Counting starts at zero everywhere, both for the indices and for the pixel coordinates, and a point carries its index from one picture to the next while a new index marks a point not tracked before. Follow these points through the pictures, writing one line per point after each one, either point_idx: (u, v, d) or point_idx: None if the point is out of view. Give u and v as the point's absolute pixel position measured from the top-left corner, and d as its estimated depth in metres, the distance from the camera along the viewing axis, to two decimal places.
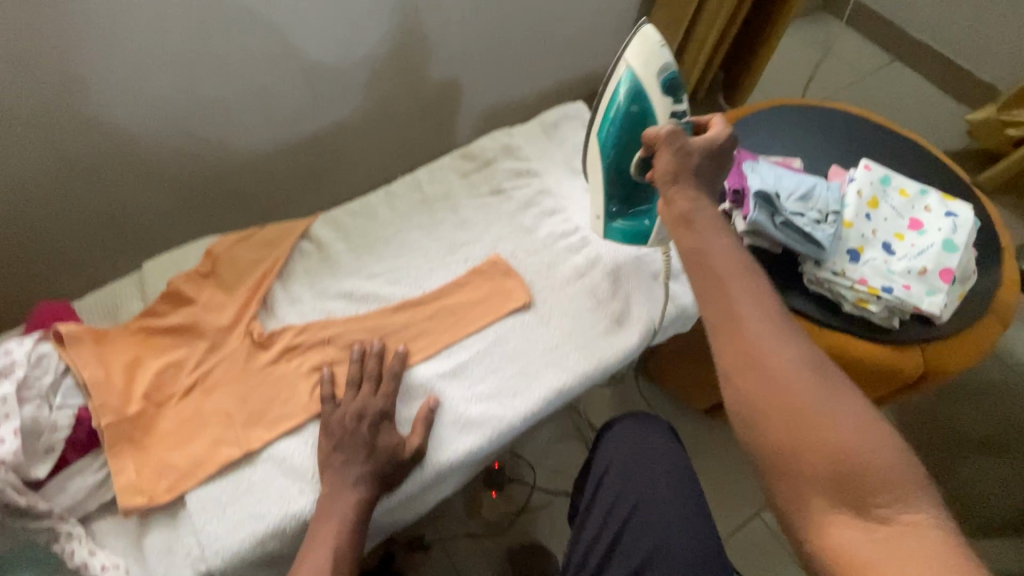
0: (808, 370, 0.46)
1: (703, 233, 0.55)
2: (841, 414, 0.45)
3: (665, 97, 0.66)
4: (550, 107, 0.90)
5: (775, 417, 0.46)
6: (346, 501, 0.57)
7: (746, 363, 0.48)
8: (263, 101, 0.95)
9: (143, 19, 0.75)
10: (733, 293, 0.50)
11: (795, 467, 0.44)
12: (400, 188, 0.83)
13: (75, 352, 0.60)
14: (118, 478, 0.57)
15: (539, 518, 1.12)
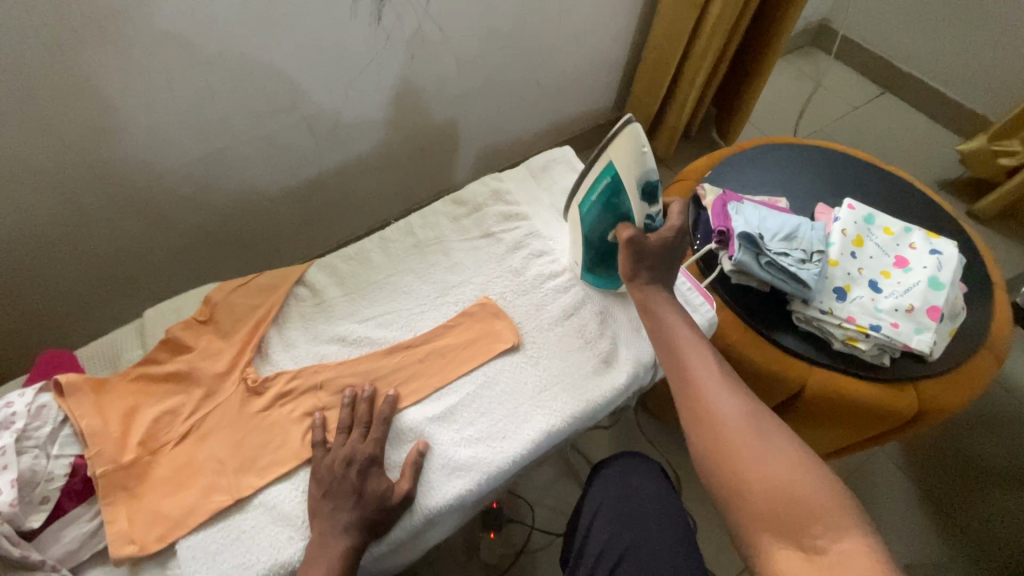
0: (751, 422, 0.54)
1: (662, 310, 0.65)
2: (781, 458, 0.51)
3: (641, 202, 0.67)
4: (538, 153, 0.94)
5: (723, 463, 0.53)
6: (335, 549, 0.57)
7: (699, 416, 0.56)
8: (267, 150, 1.02)
9: (151, 77, 0.80)
10: (688, 359, 0.60)
11: (743, 508, 0.51)
12: (394, 233, 0.86)
13: (74, 402, 0.62)
14: (111, 527, 0.58)
15: (539, 560, 1.10)
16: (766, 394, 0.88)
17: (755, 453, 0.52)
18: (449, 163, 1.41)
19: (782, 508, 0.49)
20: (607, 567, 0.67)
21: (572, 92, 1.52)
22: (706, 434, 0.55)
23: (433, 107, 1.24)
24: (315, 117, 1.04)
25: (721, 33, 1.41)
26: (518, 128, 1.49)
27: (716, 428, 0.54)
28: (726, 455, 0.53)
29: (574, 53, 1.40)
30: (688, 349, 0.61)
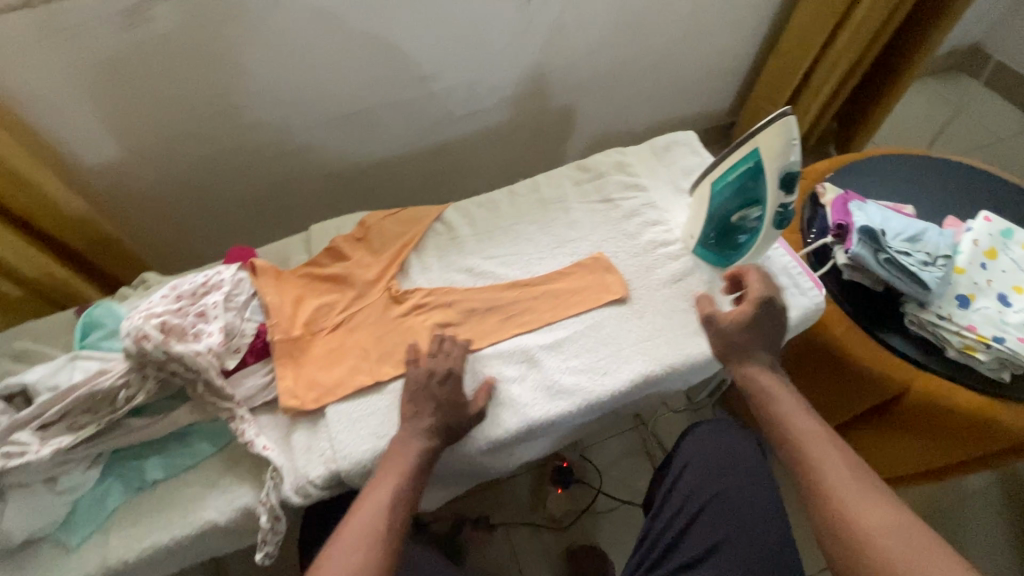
0: (888, 526, 0.56)
1: (783, 408, 0.68)
2: (928, 564, 0.52)
3: (779, 191, 0.70)
4: (662, 133, 0.99)
5: (869, 573, 0.54)
6: (411, 449, 0.65)
7: (833, 521, 0.58)
8: (408, 107, 1.19)
9: (335, 20, 0.97)
10: (814, 461, 0.62)
11: (863, 568, 0.55)
12: (522, 188, 0.95)
13: (264, 281, 0.77)
14: (280, 382, 0.72)
15: (600, 523, 1.17)
16: (865, 393, 0.87)
17: (900, 556, 0.53)
18: (562, 146, 1.50)
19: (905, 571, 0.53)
20: (694, 509, 0.72)
21: (691, 90, 1.55)
22: (844, 536, 0.57)
23: (557, 91, 1.33)
24: (452, 90, 1.20)
25: (849, 57, 1.37)
26: (632, 120, 1.54)
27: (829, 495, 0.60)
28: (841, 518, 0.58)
29: (701, 52, 1.43)
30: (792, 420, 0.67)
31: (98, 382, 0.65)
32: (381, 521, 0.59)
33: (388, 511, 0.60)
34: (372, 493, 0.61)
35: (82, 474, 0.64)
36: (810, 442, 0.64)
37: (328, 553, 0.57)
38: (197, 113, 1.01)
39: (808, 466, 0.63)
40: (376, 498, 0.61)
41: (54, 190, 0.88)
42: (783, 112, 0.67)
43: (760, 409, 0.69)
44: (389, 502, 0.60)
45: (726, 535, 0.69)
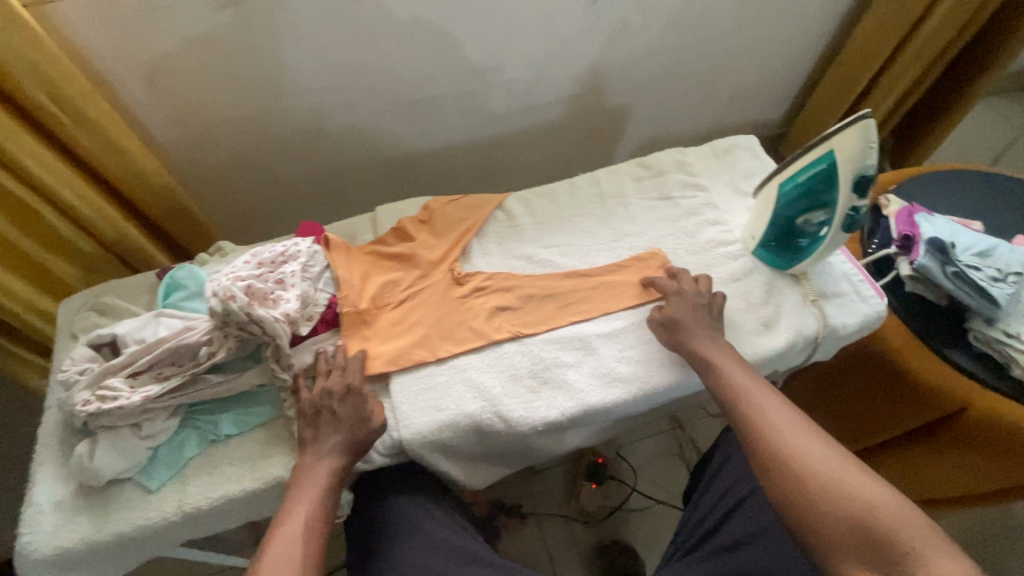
0: (827, 460, 0.57)
1: (725, 366, 0.69)
2: (861, 491, 0.53)
3: (851, 195, 0.69)
4: (724, 135, 1.00)
5: (805, 503, 0.55)
6: (315, 470, 0.64)
7: (775, 460, 0.59)
8: (468, 101, 1.22)
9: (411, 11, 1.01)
10: (758, 408, 0.64)
11: (800, 500, 0.55)
12: (581, 182, 0.96)
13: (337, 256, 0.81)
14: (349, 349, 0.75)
15: (632, 521, 1.17)
16: (919, 409, 0.86)
17: (835, 483, 0.55)
18: (612, 146, 1.51)
19: (870, 538, 0.51)
20: (732, 500, 0.73)
21: (746, 98, 1.54)
22: (785, 474, 0.57)
23: (613, 91, 1.35)
24: (512, 84, 1.23)
25: (913, 71, 1.34)
26: (683, 124, 1.54)
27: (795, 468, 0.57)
28: (803, 491, 0.56)
29: (759, 59, 1.43)
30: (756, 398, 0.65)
31: (185, 337, 0.69)
32: (303, 545, 0.58)
33: (309, 533, 0.59)
34: (287, 517, 0.59)
35: (163, 423, 0.68)
36: (753, 391, 0.65)
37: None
38: (273, 94, 1.06)
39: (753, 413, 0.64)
40: (294, 519, 0.59)
41: (142, 159, 0.94)
42: (862, 114, 0.67)
43: (721, 387, 0.67)
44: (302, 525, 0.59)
45: (761, 526, 0.68)
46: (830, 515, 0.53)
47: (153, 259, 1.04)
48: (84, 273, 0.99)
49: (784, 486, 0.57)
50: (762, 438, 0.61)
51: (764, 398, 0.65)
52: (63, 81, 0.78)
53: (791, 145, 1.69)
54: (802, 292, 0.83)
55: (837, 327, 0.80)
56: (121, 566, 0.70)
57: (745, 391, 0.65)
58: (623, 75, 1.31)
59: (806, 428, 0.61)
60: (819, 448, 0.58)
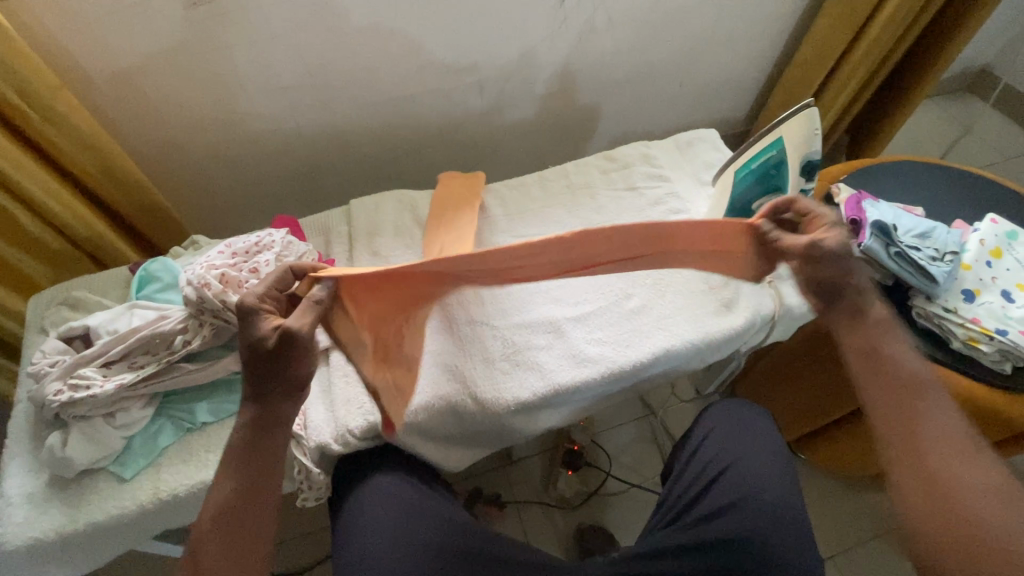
0: (988, 485, 0.55)
1: (870, 333, 0.65)
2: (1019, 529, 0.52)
3: (800, 177, 0.75)
4: (685, 130, 1.05)
5: (939, 511, 0.55)
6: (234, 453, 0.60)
7: (920, 461, 0.57)
8: (442, 100, 1.25)
9: (383, 13, 1.03)
10: (917, 402, 0.60)
11: (939, 507, 0.55)
12: (551, 175, 1.00)
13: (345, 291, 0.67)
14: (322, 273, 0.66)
15: (609, 505, 1.20)
16: None
17: (981, 508, 0.54)
18: (583, 143, 1.56)
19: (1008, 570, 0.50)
20: (713, 471, 0.76)
21: (710, 96, 1.60)
22: (929, 478, 0.56)
23: (583, 90, 1.39)
24: (486, 83, 1.26)
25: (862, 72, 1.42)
26: (651, 123, 1.60)
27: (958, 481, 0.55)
28: (952, 510, 0.54)
29: (721, 60, 1.49)
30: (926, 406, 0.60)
31: (160, 325, 0.69)
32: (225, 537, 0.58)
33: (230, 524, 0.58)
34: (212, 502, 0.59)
35: (138, 413, 0.69)
36: (913, 382, 0.61)
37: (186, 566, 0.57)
38: (246, 93, 1.07)
39: (907, 405, 0.61)
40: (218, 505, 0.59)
41: (113, 154, 0.93)
42: (807, 102, 0.72)
43: (877, 365, 0.64)
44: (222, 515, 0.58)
45: (745, 494, 0.72)
46: (965, 531, 0.53)
47: (124, 255, 1.04)
48: (53, 271, 0.98)
49: (932, 493, 0.55)
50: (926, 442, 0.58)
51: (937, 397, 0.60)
52: (32, 76, 0.78)
53: None
54: None
55: (791, 307, 0.85)
56: (97, 557, 0.70)
57: (914, 384, 0.61)
58: (592, 77, 1.37)
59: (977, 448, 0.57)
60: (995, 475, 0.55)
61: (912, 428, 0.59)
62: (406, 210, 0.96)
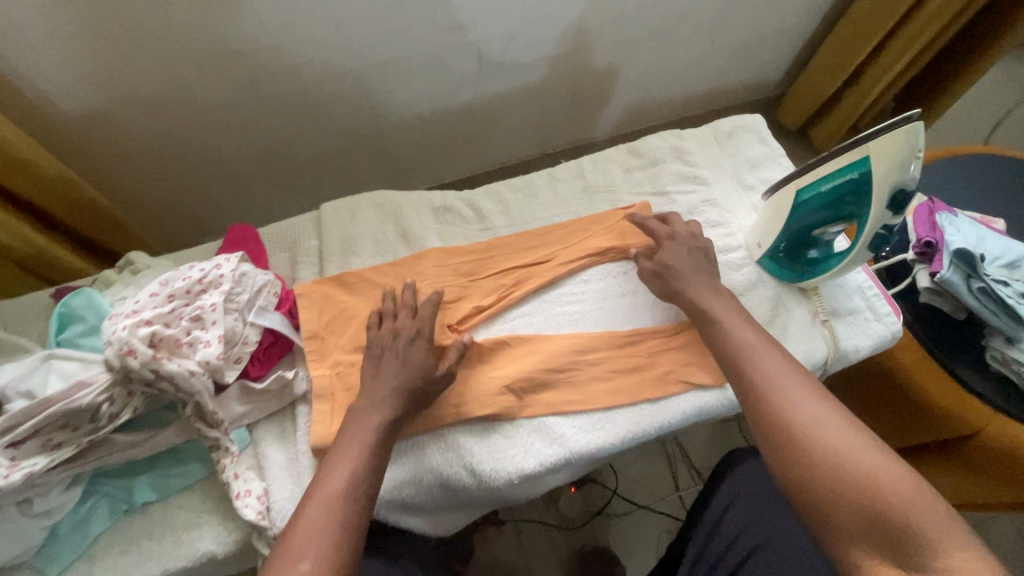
0: (824, 416, 0.53)
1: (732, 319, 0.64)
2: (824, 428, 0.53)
3: (885, 213, 0.58)
4: (725, 116, 0.87)
5: (788, 437, 0.53)
6: (349, 452, 0.54)
7: (777, 389, 0.57)
8: (430, 63, 1.04)
9: None
10: (758, 362, 0.59)
11: (786, 441, 0.53)
12: (564, 173, 0.84)
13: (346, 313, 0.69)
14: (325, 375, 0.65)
15: (614, 524, 1.11)
16: (928, 428, 0.79)
17: (825, 429, 0.52)
18: (596, 111, 1.36)
19: (867, 507, 0.47)
20: (740, 554, 0.67)
21: (744, 57, 1.38)
22: (777, 420, 0.54)
23: (600, 51, 1.18)
24: (484, 44, 1.05)
25: (925, 39, 1.20)
26: (674, 88, 1.40)
27: (793, 434, 0.53)
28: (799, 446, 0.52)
29: (764, 13, 1.26)
30: (755, 350, 0.61)
31: (77, 396, 0.55)
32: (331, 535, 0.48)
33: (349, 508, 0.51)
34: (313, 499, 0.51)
35: (60, 497, 0.56)
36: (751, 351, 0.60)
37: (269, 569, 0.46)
38: (195, 61, 0.87)
39: (754, 369, 0.59)
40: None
41: (23, 146, 0.76)
42: (911, 113, 0.55)
43: (718, 339, 0.64)
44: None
45: None
46: (804, 455, 0.52)
47: (63, 262, 0.88)
48: None
49: (782, 433, 0.54)
50: (756, 402, 0.57)
51: (749, 335, 0.62)
52: None
53: (787, 110, 1.55)
54: (811, 309, 0.73)
55: (849, 351, 0.72)
56: None
57: (758, 365, 0.59)
58: (608, 37, 1.15)
59: (807, 388, 0.56)
60: (837, 423, 0.53)
61: (761, 383, 0.58)
62: (388, 219, 0.79)
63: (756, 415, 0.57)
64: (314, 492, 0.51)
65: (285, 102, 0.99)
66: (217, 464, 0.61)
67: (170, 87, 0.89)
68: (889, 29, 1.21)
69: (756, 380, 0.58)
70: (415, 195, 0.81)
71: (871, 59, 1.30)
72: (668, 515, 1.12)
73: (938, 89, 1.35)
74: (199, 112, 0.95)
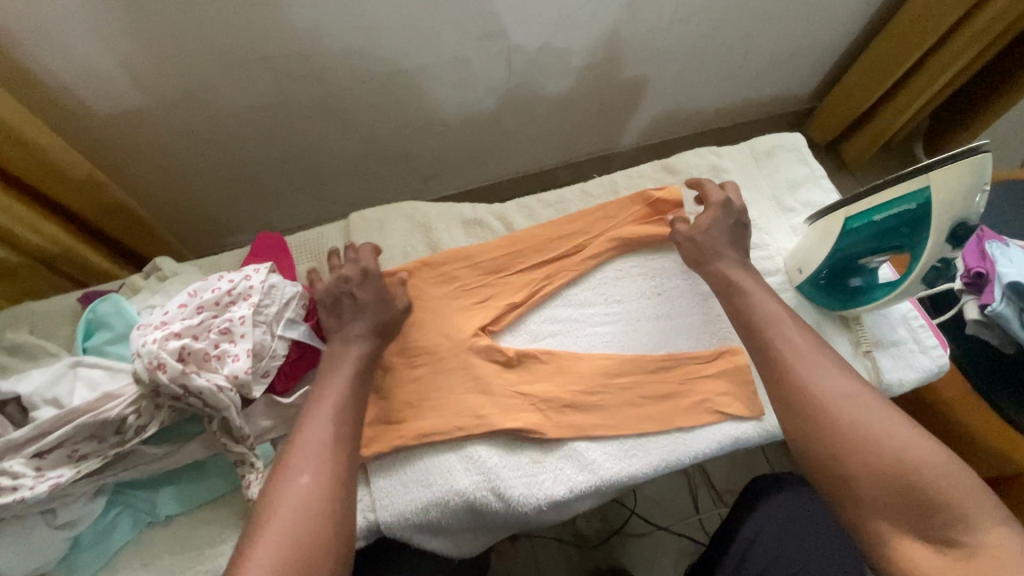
0: (851, 393, 0.54)
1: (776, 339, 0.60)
2: (855, 404, 0.53)
3: (945, 246, 0.56)
4: (765, 134, 0.85)
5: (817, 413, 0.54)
6: (343, 383, 0.58)
7: (806, 366, 0.57)
8: (459, 70, 1.02)
9: None
10: (782, 337, 0.60)
11: (816, 416, 0.54)
12: (597, 188, 0.82)
13: None
14: None
15: (632, 544, 1.09)
16: (965, 462, 0.76)
17: (857, 407, 0.53)
18: (624, 121, 1.33)
19: (902, 482, 0.48)
20: None
21: (776, 70, 1.35)
22: (804, 394, 0.55)
23: (631, 61, 1.16)
24: (513, 53, 1.03)
25: (969, 54, 1.15)
26: (703, 101, 1.37)
27: (828, 417, 0.53)
28: (831, 421, 0.53)
29: (799, 26, 1.23)
30: (794, 344, 0.59)
31: (105, 408, 0.54)
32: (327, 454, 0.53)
33: (342, 434, 0.55)
34: (312, 421, 0.55)
35: (84, 509, 0.56)
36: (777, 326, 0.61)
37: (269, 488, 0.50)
38: (223, 62, 0.86)
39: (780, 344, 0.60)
40: (291, 499, 0.49)
41: (53, 147, 0.76)
42: (978, 144, 0.52)
43: (749, 315, 0.63)
44: (305, 496, 0.50)
45: None
46: (838, 430, 0.52)
47: (90, 263, 0.88)
48: (5, 286, 0.83)
49: (811, 407, 0.54)
50: (783, 377, 0.57)
51: (774, 309, 0.63)
52: None
53: (817, 125, 1.52)
54: (852, 338, 0.71)
55: (893, 384, 0.69)
56: None
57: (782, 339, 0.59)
58: (639, 48, 1.13)
59: (833, 365, 0.57)
60: (862, 397, 0.54)
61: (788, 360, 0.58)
62: (417, 230, 0.78)
63: (788, 400, 0.56)
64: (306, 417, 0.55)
65: (311, 104, 0.98)
66: (241, 479, 0.59)
67: (198, 89, 0.88)
68: (930, 44, 1.17)
69: (783, 357, 0.58)
70: (445, 206, 0.80)
71: (911, 74, 1.26)
72: (688, 537, 1.10)
73: (977, 107, 1.31)
74: (226, 114, 0.94)
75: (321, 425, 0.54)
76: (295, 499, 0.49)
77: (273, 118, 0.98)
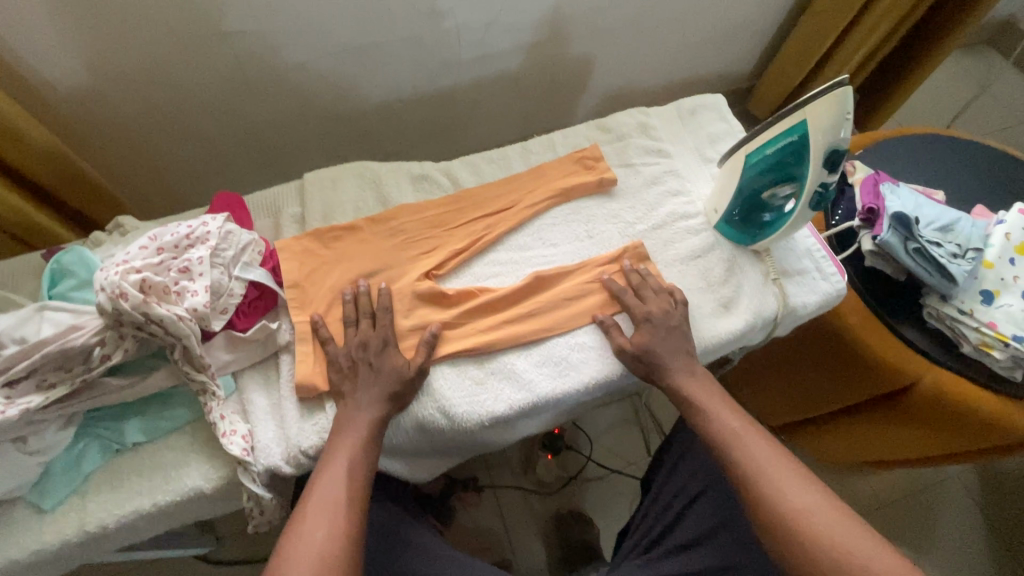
0: (780, 467, 0.61)
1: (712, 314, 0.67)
2: (782, 483, 0.59)
3: (822, 169, 0.64)
4: (689, 95, 0.92)
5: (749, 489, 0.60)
6: (356, 436, 0.60)
7: (734, 444, 0.64)
8: (411, 47, 1.08)
9: None
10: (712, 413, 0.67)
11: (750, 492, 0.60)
12: (537, 146, 0.89)
13: (327, 272, 0.73)
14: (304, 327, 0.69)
15: (588, 488, 1.16)
16: (870, 382, 0.85)
17: (782, 483, 0.59)
18: (574, 97, 1.41)
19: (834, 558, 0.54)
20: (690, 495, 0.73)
21: (715, 48, 1.45)
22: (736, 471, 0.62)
23: (575, 38, 1.23)
24: (463, 31, 1.09)
25: (882, 30, 1.26)
26: (648, 78, 1.46)
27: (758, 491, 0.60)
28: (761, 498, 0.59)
29: (732, 6, 1.32)
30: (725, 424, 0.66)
31: (70, 338, 0.58)
32: (334, 507, 0.55)
33: (354, 484, 0.57)
34: (323, 479, 0.57)
35: (54, 436, 0.60)
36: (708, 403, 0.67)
37: (284, 545, 0.53)
38: (182, 40, 0.90)
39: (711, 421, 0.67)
40: (311, 558, 0.51)
41: (18, 117, 0.79)
42: (841, 79, 0.61)
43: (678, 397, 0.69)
44: (319, 554, 0.52)
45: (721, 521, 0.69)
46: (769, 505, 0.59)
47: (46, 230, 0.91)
48: None
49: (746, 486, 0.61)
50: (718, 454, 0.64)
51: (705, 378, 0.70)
52: None
53: (757, 101, 1.62)
54: (763, 269, 0.79)
55: (798, 306, 0.77)
56: None
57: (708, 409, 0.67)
58: (582, 25, 1.20)
59: (761, 441, 0.64)
60: (784, 469, 0.61)
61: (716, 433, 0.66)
62: (368, 187, 0.83)
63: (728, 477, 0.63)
64: (321, 471, 0.58)
65: (269, 82, 1.03)
66: (203, 407, 0.64)
67: (157, 65, 0.92)
68: (848, 22, 1.28)
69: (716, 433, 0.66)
70: (394, 165, 0.86)
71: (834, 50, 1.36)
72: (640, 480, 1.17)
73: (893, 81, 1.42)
74: (185, 91, 0.98)
75: (336, 477, 0.57)
76: (308, 552, 0.52)
77: (232, 96, 1.02)
